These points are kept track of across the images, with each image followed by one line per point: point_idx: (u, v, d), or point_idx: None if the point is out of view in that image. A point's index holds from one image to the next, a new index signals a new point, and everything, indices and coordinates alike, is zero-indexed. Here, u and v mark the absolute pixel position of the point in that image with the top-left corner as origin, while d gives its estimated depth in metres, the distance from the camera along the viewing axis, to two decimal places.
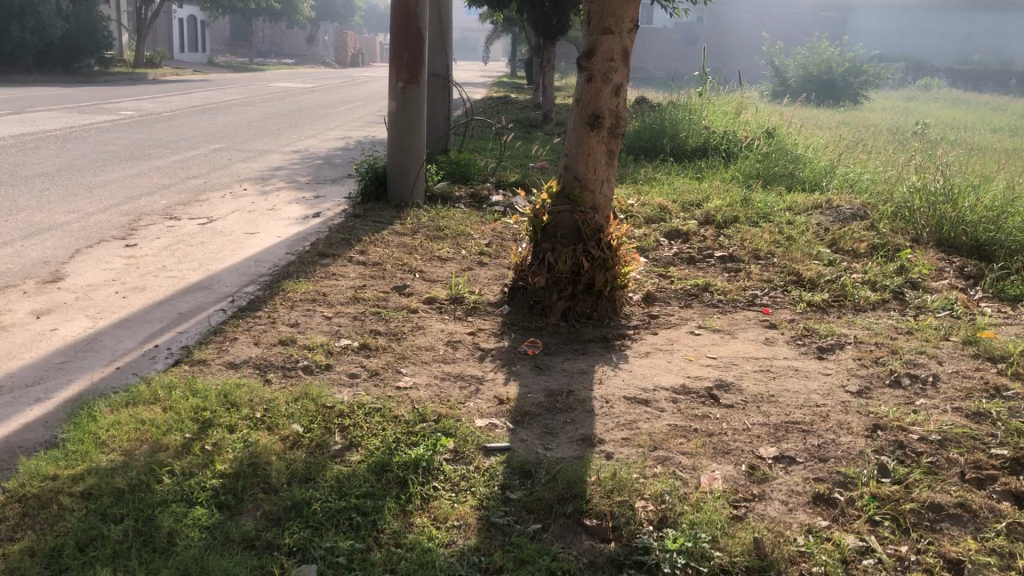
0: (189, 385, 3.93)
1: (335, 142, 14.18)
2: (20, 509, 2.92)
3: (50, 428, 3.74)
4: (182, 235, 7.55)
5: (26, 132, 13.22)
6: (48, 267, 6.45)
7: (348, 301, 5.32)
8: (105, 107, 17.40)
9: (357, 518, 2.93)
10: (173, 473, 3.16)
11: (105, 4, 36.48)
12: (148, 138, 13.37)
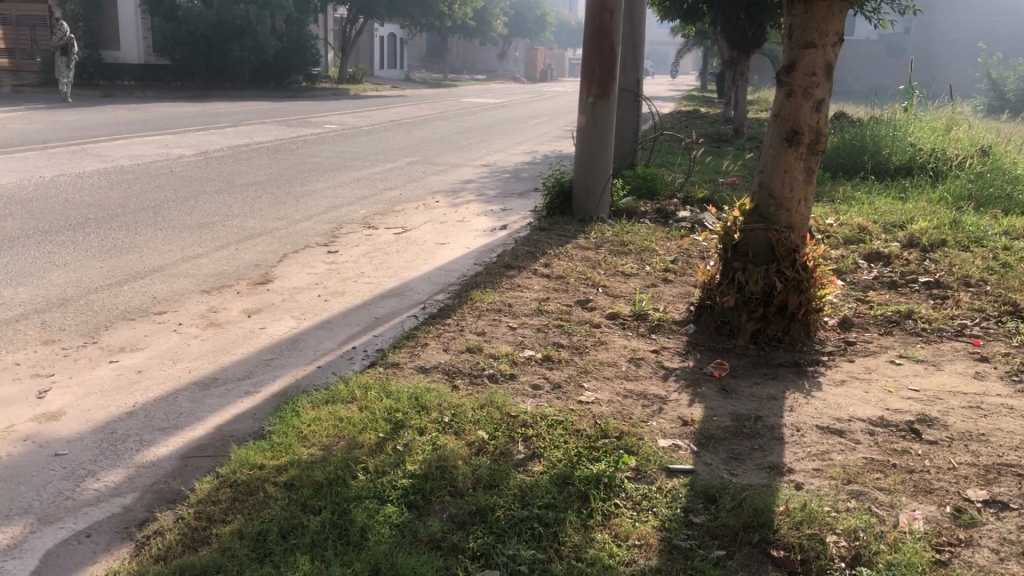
0: (383, 387, 4.12)
1: (523, 156, 14.46)
2: (231, 494, 3.17)
3: (257, 420, 4.03)
4: (379, 243, 7.94)
5: (243, 143, 14.31)
6: (259, 269, 6.95)
7: (533, 312, 5.41)
8: (312, 121, 18.58)
9: (540, 528, 2.97)
10: (367, 470, 3.32)
11: (316, 25, 38.98)
12: (350, 151, 14.14)
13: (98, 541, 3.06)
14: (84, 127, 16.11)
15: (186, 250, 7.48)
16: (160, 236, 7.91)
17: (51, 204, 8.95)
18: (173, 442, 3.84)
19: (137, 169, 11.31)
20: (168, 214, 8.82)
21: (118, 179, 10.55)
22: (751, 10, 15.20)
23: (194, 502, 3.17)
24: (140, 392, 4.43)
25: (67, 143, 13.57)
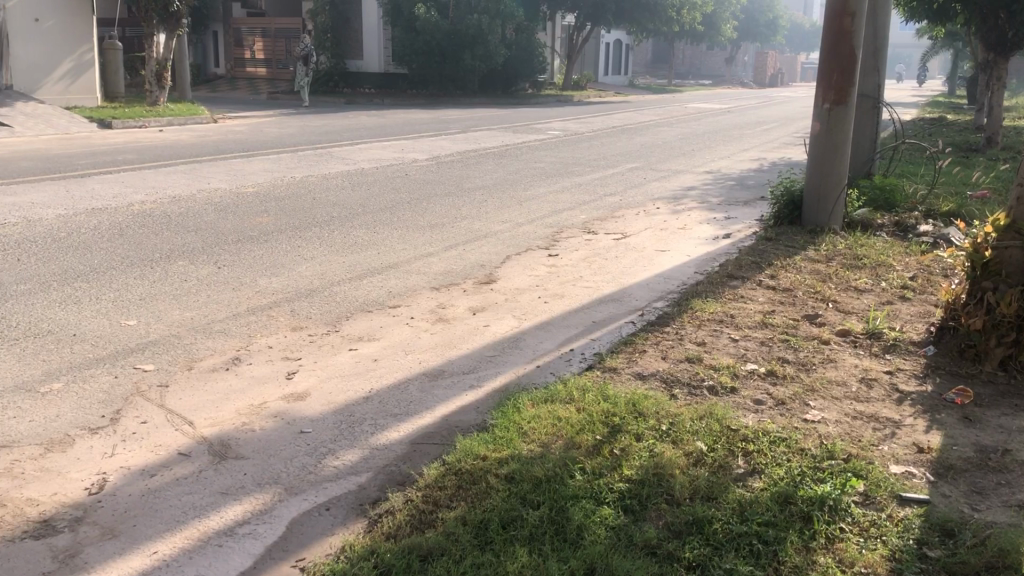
0: (601, 390, 4.17)
1: (749, 163, 14.09)
2: (455, 481, 3.33)
3: (480, 413, 4.20)
4: (599, 248, 8.02)
5: (473, 148, 14.91)
6: (484, 269, 7.22)
7: (756, 325, 5.27)
8: (537, 127, 19.01)
9: (759, 545, 2.90)
10: (585, 470, 3.38)
11: (544, 33, 39.85)
12: (573, 156, 14.36)
13: (336, 515, 3.31)
14: (331, 132, 17.39)
15: (418, 249, 7.90)
16: (394, 235, 8.40)
17: (300, 203, 9.75)
18: (403, 428, 4.08)
19: (375, 172, 12.07)
20: (402, 214, 9.35)
21: (358, 181, 11.30)
22: (1011, 9, 13.96)
23: (422, 485, 3.36)
24: (375, 379, 4.74)
25: (316, 147, 14.70)
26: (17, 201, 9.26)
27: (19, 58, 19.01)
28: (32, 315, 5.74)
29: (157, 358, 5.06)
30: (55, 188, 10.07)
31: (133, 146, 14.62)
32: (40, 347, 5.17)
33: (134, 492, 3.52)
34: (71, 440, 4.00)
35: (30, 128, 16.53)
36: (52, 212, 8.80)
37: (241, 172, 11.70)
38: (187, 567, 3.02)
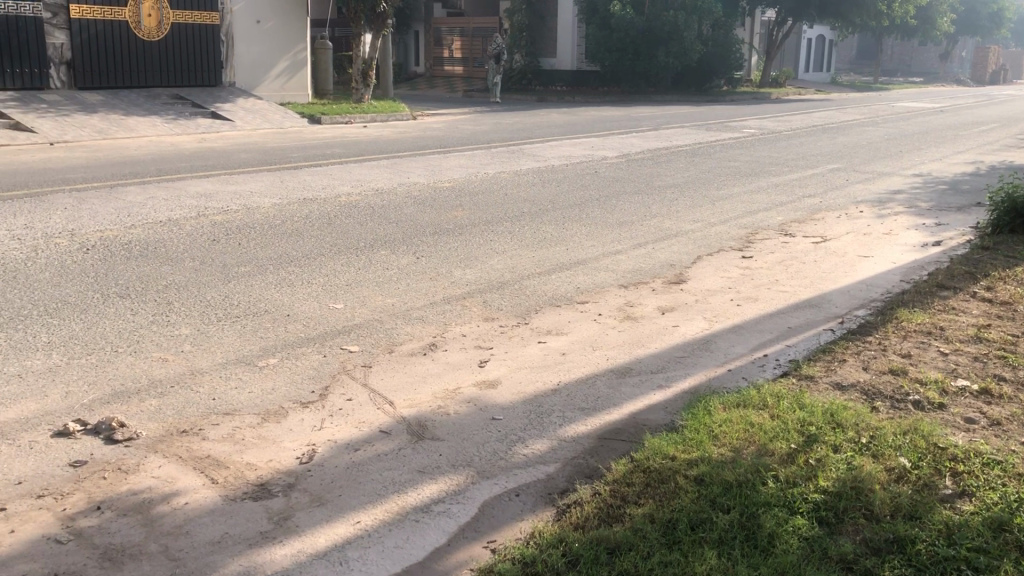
0: (797, 398, 4.04)
1: (964, 166, 13.16)
2: (644, 479, 3.34)
3: (669, 413, 4.19)
4: (796, 252, 7.75)
5: (665, 146, 14.76)
6: (675, 269, 7.16)
7: (969, 339, 4.94)
8: (732, 125, 18.53)
9: (968, 572, 2.73)
10: (778, 478, 3.29)
11: (743, 29, 38.79)
12: (770, 156, 13.92)
13: (525, 502, 3.41)
14: (524, 129, 17.72)
15: (608, 246, 7.93)
16: (584, 232, 8.47)
17: (494, 198, 10.01)
18: (593, 422, 4.13)
19: (567, 168, 12.18)
20: (592, 211, 9.41)
21: (550, 177, 11.45)
22: None
23: (610, 480, 3.40)
24: (565, 372, 4.81)
25: (509, 144, 15.02)
26: (238, 190, 10.05)
27: (242, 57, 20.55)
28: (251, 295, 6.22)
29: (360, 340, 5.37)
30: (272, 179, 10.84)
31: (340, 141, 15.51)
32: (258, 325, 5.61)
33: (339, 464, 3.76)
34: (285, 412, 4.33)
35: (250, 122, 17.86)
36: (269, 200, 9.50)
37: (439, 167, 12.14)
38: (386, 539, 3.20)
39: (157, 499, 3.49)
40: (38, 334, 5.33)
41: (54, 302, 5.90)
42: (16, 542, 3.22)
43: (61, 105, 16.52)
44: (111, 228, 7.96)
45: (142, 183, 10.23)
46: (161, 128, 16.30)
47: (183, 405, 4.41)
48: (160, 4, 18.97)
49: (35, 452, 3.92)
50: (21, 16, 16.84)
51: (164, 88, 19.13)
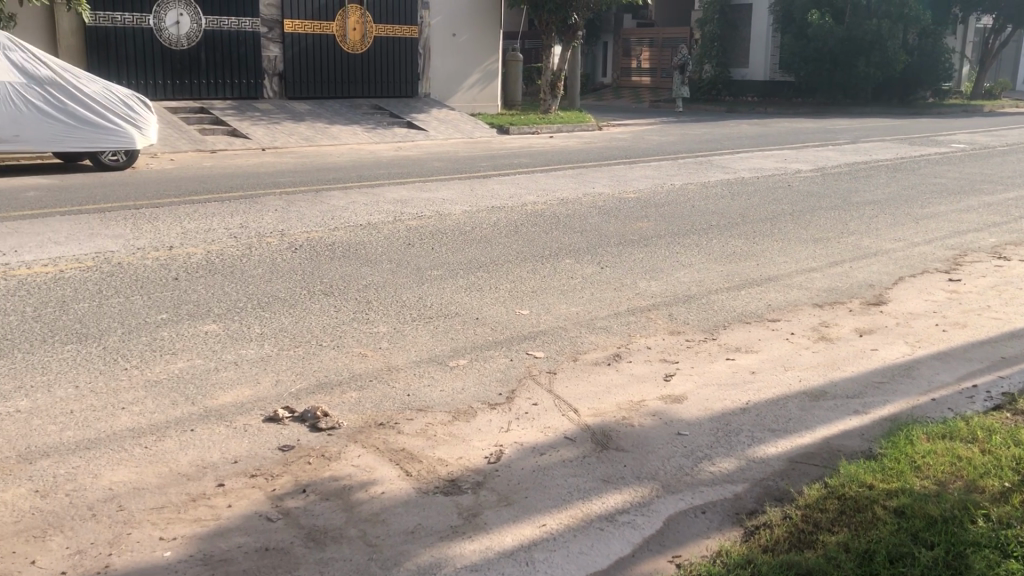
0: (1011, 434, 3.76)
1: None
2: (838, 506, 3.22)
3: (866, 440, 4.01)
4: (1010, 277, 7.20)
5: (864, 160, 14.08)
6: (873, 289, 6.83)
7: None
8: (940, 140, 17.41)
9: None
10: (989, 518, 3.08)
11: (954, 37, 36.40)
12: (983, 172, 12.99)
13: (711, 520, 3.37)
14: (712, 140, 17.40)
15: (800, 263, 7.66)
16: (775, 247, 8.22)
17: (681, 210, 9.88)
18: (783, 444, 4.01)
19: (758, 182, 11.86)
20: (784, 226, 9.12)
21: (740, 190, 11.17)
22: None
23: (802, 505, 3.30)
24: (754, 391, 4.70)
25: (697, 155, 14.77)
26: (432, 197, 10.43)
27: (437, 69, 21.33)
28: (442, 298, 6.46)
29: (547, 347, 5.46)
30: (463, 187, 11.17)
31: (528, 151, 15.80)
32: (449, 327, 5.82)
33: (526, 466, 3.85)
34: (474, 412, 4.47)
35: (443, 132, 18.55)
36: (459, 208, 9.80)
37: (625, 178, 12.11)
38: (571, 543, 3.25)
39: (356, 486, 3.70)
40: (252, 325, 5.77)
41: (266, 297, 6.36)
42: (232, 516, 3.51)
43: (273, 114, 17.76)
44: (316, 230, 8.47)
45: (343, 189, 10.82)
46: (361, 136, 17.20)
47: (380, 399, 4.64)
48: (364, 19, 19.94)
49: (248, 434, 4.25)
50: (241, 31, 18.22)
51: (365, 98, 20.16)
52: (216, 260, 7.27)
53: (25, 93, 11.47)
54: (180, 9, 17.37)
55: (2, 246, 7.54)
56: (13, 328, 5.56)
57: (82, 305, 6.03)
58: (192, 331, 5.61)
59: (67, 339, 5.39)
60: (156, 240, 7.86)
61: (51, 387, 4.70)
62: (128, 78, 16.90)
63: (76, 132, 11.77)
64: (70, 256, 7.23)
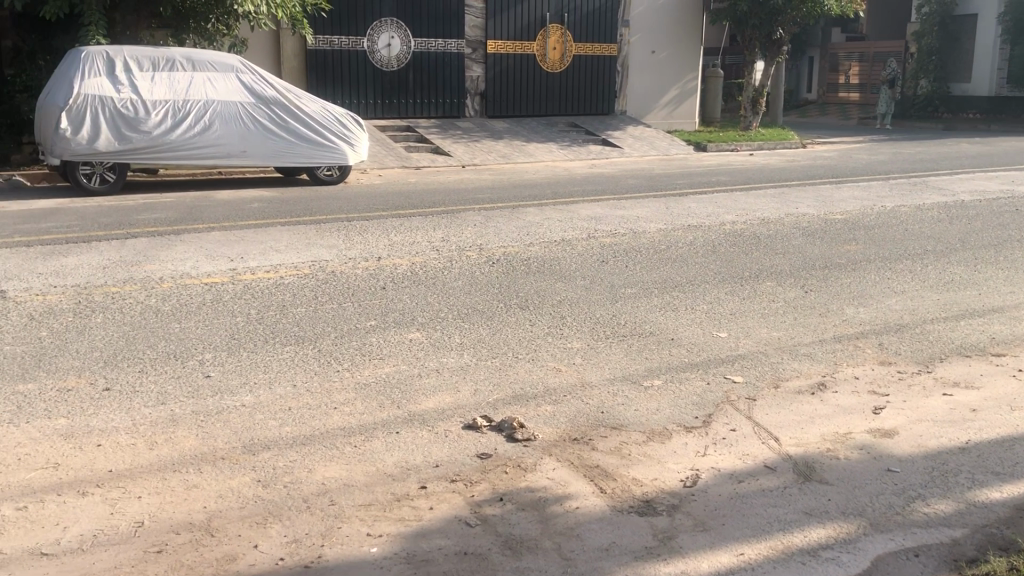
0: None
1: None
2: None
3: None
4: None
5: None
6: None
7: None
8: None
9: None
10: None
11: None
12: None
13: (926, 565, 3.18)
14: (926, 160, 16.34)
15: None
16: (1000, 276, 7.60)
17: (892, 234, 9.33)
18: (1008, 490, 3.71)
19: (980, 205, 11.02)
20: (1011, 254, 8.41)
21: (959, 214, 10.41)
22: None
23: None
24: (975, 430, 4.37)
25: (910, 176, 13.90)
26: (627, 214, 10.42)
27: (634, 87, 21.35)
28: (637, 317, 6.44)
29: (745, 371, 5.31)
30: (658, 205, 11.09)
31: (726, 169, 15.46)
32: (643, 346, 5.79)
33: (724, 493, 3.76)
34: (669, 433, 4.42)
35: (639, 149, 18.51)
36: (654, 226, 9.74)
37: (829, 199, 11.59)
38: None
39: (552, 499, 3.76)
40: (452, 335, 5.98)
41: (465, 308, 6.57)
42: (434, 518, 3.65)
43: (474, 132, 18.36)
44: (513, 245, 8.67)
45: (539, 205, 11.00)
46: (557, 154, 17.47)
47: (575, 414, 4.68)
48: (564, 38, 20.26)
49: (449, 440, 4.40)
50: (448, 52, 18.95)
51: (563, 116, 20.46)
52: (419, 271, 7.59)
53: (253, 113, 12.47)
54: (391, 31, 18.20)
55: (231, 252, 8.22)
56: (239, 328, 6.05)
57: (299, 309, 6.47)
58: (398, 339, 5.89)
59: (286, 341, 5.81)
60: (365, 251, 8.31)
61: (272, 384, 5.08)
62: (343, 97, 17.97)
63: (295, 148, 12.66)
64: (290, 264, 7.77)
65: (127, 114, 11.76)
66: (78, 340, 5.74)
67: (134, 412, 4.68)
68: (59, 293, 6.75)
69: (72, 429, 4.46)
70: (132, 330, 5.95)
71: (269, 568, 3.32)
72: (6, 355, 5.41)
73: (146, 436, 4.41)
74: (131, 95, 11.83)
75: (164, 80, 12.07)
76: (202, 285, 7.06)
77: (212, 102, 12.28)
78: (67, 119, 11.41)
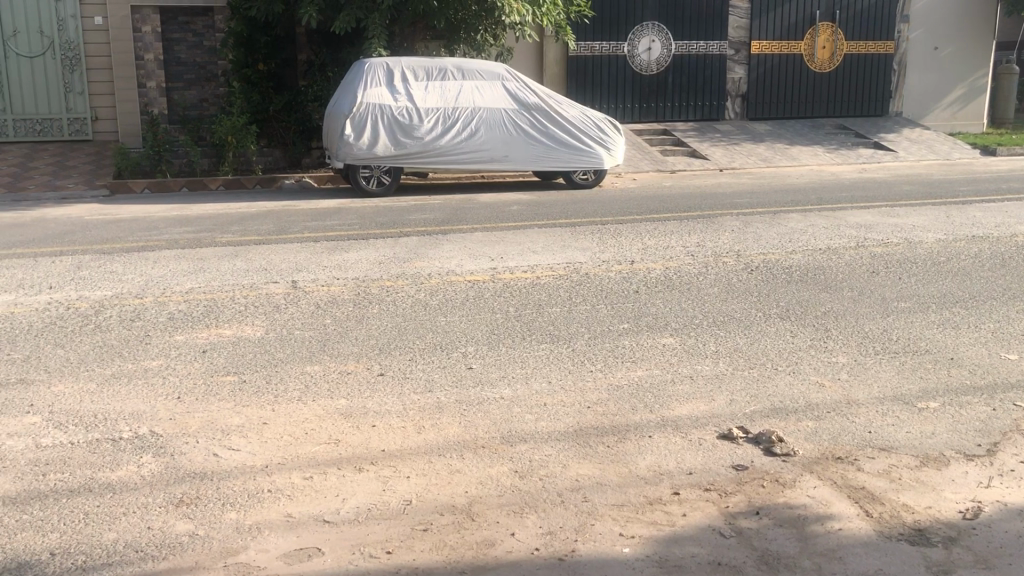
0: None
1: None
2: None
3: None
4: None
5: None
6: None
7: None
8: None
9: None
10: None
11: None
12: None
13: None
14: None
15: None
16: None
17: None
18: None
19: None
20: None
21: None
22: None
23: None
24: None
25: None
26: (902, 222, 9.74)
27: (913, 86, 19.92)
28: (911, 333, 5.99)
29: None
30: (938, 213, 10.27)
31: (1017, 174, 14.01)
32: (918, 364, 5.38)
33: (1010, 530, 3.43)
34: (947, 460, 4.08)
35: (915, 153, 17.24)
36: (932, 236, 9.01)
37: None
38: None
39: (812, 518, 3.60)
40: (707, 342, 5.87)
41: (721, 315, 6.44)
42: (688, 525, 3.62)
43: (734, 135, 17.92)
44: (774, 252, 8.38)
45: (802, 211, 10.53)
46: (822, 158, 16.65)
47: (839, 431, 4.45)
48: (835, 36, 19.26)
49: (703, 448, 4.33)
50: (709, 54, 18.65)
51: (830, 118, 19.46)
52: (673, 277, 7.53)
53: (516, 118, 12.94)
54: (653, 35, 18.17)
55: (493, 252, 8.59)
56: (499, 324, 6.30)
57: (555, 309, 6.63)
58: (651, 343, 5.87)
59: (543, 339, 5.97)
60: (620, 254, 8.37)
61: (529, 380, 5.25)
62: (602, 102, 18.19)
63: (553, 152, 13.01)
64: (547, 265, 7.98)
65: (402, 121, 12.58)
66: (357, 327, 6.24)
67: (404, 397, 5.01)
68: (340, 284, 7.37)
69: (350, 408, 4.86)
70: (403, 322, 6.38)
71: (525, 557, 3.44)
72: (295, 339, 5.99)
73: (414, 420, 4.71)
74: (407, 103, 12.65)
75: (436, 89, 12.81)
76: (466, 282, 7.43)
77: (478, 109, 12.88)
78: (350, 126, 12.38)
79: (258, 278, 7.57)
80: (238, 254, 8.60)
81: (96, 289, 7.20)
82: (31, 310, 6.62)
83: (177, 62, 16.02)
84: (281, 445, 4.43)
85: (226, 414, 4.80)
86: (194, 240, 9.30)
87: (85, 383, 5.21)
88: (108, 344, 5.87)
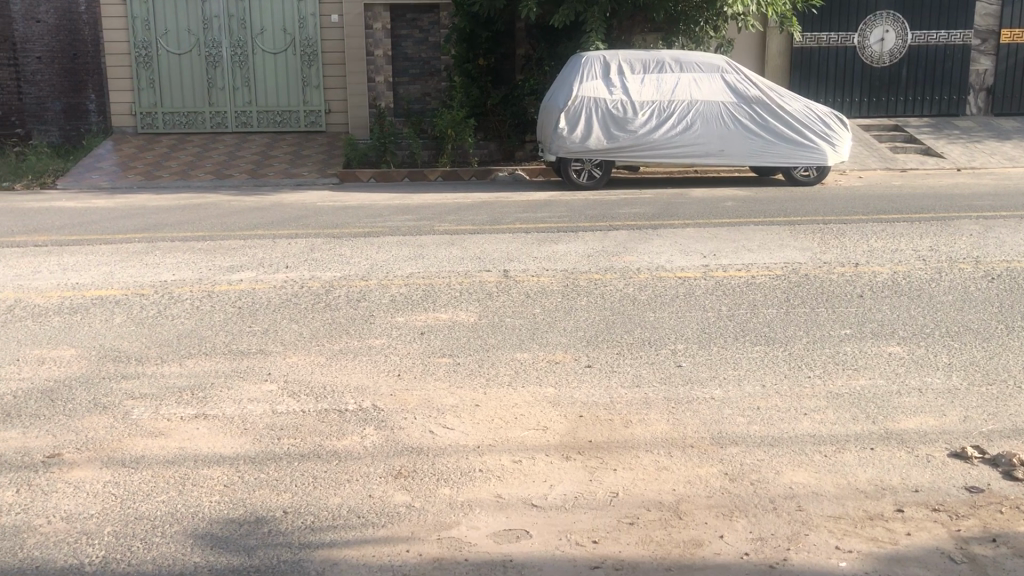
0: None
1: None
2: None
3: None
4: None
5: None
6: None
7: None
8: None
9: None
10: None
11: None
12: None
13: None
14: None
15: None
16: None
17: None
18: None
19: None
20: None
21: None
22: None
23: None
24: None
25: None
26: None
27: None
28: None
29: None
30: None
31: None
32: None
33: None
34: None
35: None
36: None
37: None
38: None
39: None
40: (939, 354, 5.46)
41: (955, 326, 5.97)
42: (913, 545, 3.40)
43: (975, 132, 16.56)
44: (1018, 260, 7.67)
45: None
46: None
47: None
48: None
49: (932, 465, 4.05)
50: (950, 45, 17.32)
51: None
52: (901, 281, 7.06)
53: (734, 112, 12.60)
54: (886, 25, 17.14)
55: (705, 249, 8.41)
56: (710, 323, 6.17)
57: (771, 311, 6.40)
58: (876, 352, 5.54)
59: (756, 341, 5.78)
60: (842, 256, 7.96)
61: (741, 381, 5.10)
62: (826, 96, 17.35)
63: (773, 147, 12.56)
64: (763, 264, 7.72)
65: (616, 115, 12.57)
66: (565, 318, 6.32)
67: (611, 390, 5.02)
68: (550, 275, 7.48)
69: (559, 397, 4.93)
70: (612, 315, 6.38)
71: (733, 560, 3.35)
72: (507, 326, 6.14)
73: (621, 414, 4.71)
74: (621, 97, 12.62)
75: (651, 82, 12.71)
76: (677, 279, 7.32)
77: (695, 102, 12.65)
78: (565, 120, 12.51)
79: (473, 266, 7.83)
80: (454, 242, 8.94)
81: (327, 270, 7.70)
82: (270, 286, 7.18)
83: (404, 58, 16.82)
84: (492, 428, 4.55)
85: (440, 394, 5.00)
86: (414, 228, 9.74)
87: (316, 356, 5.60)
88: (337, 321, 6.27)
